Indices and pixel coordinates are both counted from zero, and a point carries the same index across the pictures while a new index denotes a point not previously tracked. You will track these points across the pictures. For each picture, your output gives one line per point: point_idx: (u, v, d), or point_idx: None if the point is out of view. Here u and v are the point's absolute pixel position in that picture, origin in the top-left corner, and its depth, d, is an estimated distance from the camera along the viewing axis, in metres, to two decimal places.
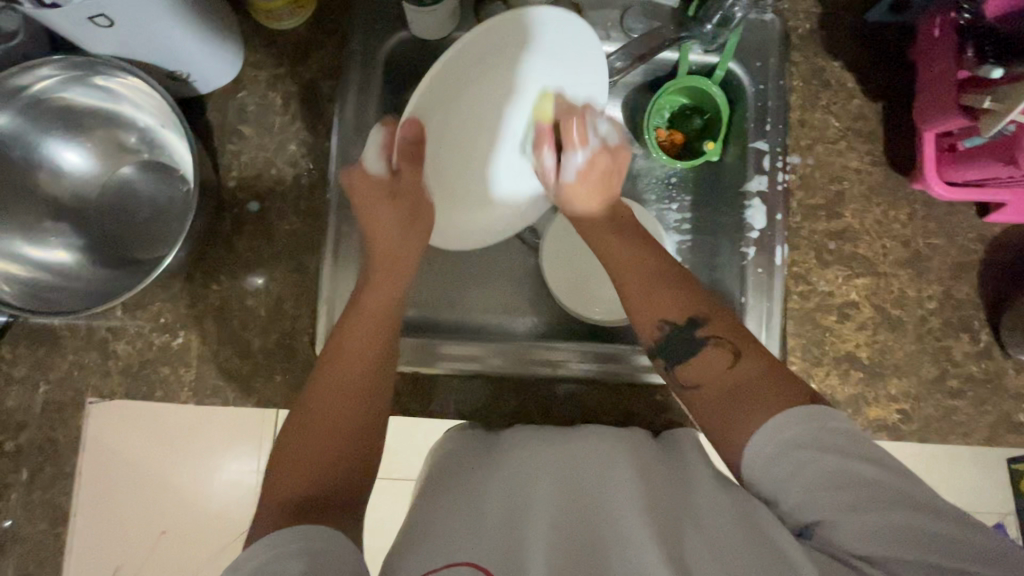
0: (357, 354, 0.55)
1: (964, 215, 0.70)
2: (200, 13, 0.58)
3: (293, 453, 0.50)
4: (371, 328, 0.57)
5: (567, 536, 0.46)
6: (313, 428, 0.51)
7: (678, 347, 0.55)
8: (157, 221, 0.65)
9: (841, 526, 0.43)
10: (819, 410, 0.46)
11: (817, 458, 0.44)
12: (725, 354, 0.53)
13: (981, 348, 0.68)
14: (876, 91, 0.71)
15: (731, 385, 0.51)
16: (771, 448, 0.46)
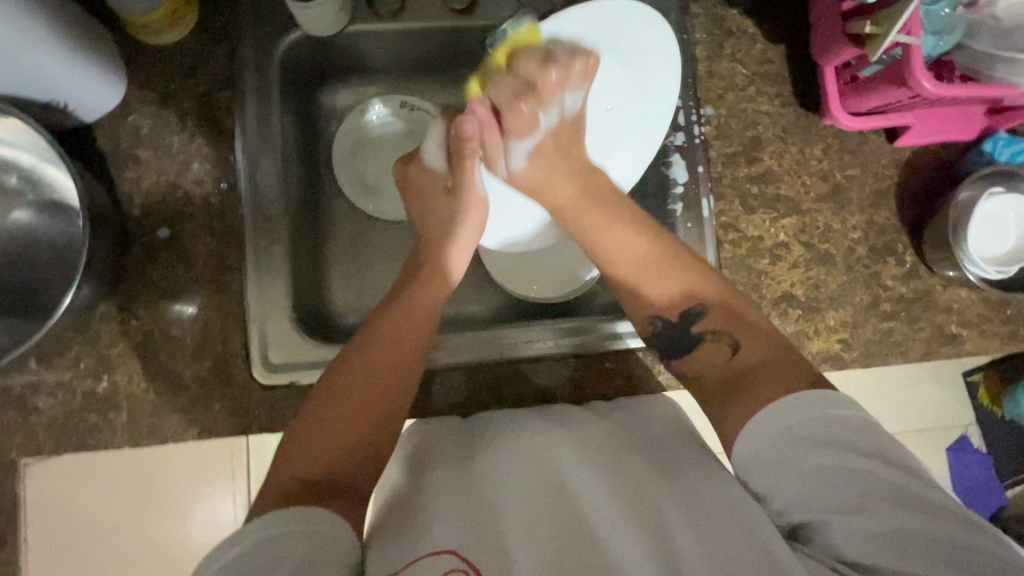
0: (376, 365, 0.54)
1: (874, 143, 0.72)
2: (65, 34, 0.54)
3: (306, 449, 0.49)
4: (401, 333, 0.56)
5: (558, 521, 0.46)
6: (354, 430, 0.50)
7: (682, 340, 0.58)
8: (58, 261, 0.61)
9: (835, 528, 0.44)
10: (832, 399, 0.48)
11: (807, 449, 0.46)
12: (723, 350, 0.56)
13: (908, 268, 0.71)
14: (777, 33, 0.72)
15: (735, 372, 0.54)
16: (786, 429, 0.47)
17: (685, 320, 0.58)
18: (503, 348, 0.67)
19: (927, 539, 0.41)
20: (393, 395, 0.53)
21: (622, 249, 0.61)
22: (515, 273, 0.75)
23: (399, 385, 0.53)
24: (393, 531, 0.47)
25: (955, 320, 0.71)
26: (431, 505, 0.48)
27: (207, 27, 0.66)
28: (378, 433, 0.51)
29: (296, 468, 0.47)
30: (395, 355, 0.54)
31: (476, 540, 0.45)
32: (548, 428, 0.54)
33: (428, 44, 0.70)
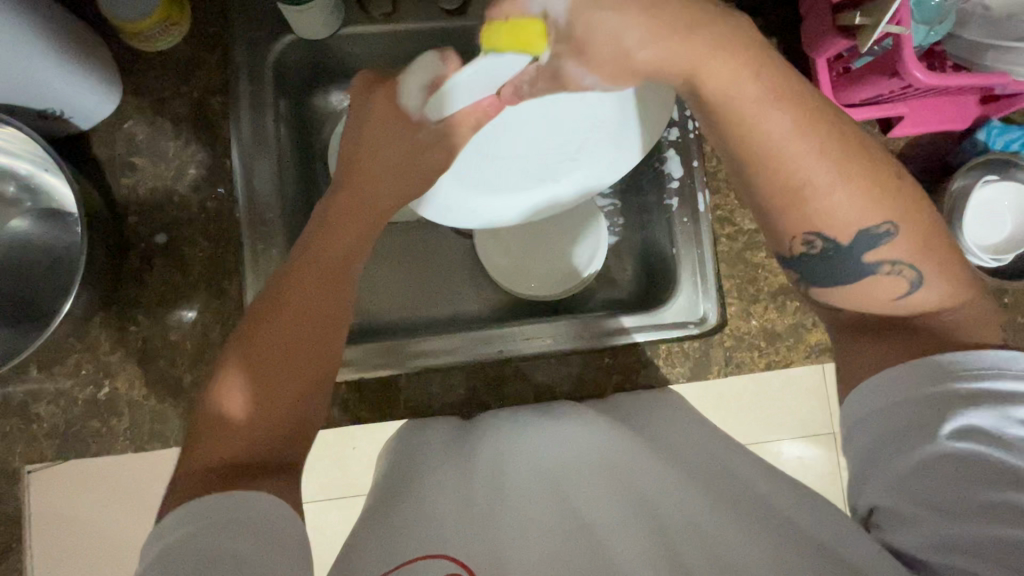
0: (292, 322, 0.50)
1: (868, 134, 0.72)
2: (57, 42, 0.54)
3: (223, 436, 0.46)
4: (313, 290, 0.51)
5: (558, 525, 0.45)
6: (276, 407, 0.47)
7: (839, 268, 0.47)
8: (58, 269, 0.61)
9: (903, 521, 0.41)
10: (938, 377, 0.42)
11: (887, 437, 0.43)
12: (900, 285, 0.47)
13: None
14: (769, 27, 0.72)
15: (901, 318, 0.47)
16: (870, 412, 0.45)
17: (857, 246, 0.46)
18: (501, 347, 0.68)
19: (996, 537, 0.37)
20: (306, 365, 0.49)
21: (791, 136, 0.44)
22: (513, 272, 0.75)
23: (317, 349, 0.50)
24: (380, 533, 0.45)
25: None
26: (429, 509, 0.47)
27: (200, 33, 0.66)
28: (298, 407, 0.48)
29: (217, 459, 0.44)
30: (311, 322, 0.50)
31: (484, 544, 0.43)
32: (540, 437, 0.54)
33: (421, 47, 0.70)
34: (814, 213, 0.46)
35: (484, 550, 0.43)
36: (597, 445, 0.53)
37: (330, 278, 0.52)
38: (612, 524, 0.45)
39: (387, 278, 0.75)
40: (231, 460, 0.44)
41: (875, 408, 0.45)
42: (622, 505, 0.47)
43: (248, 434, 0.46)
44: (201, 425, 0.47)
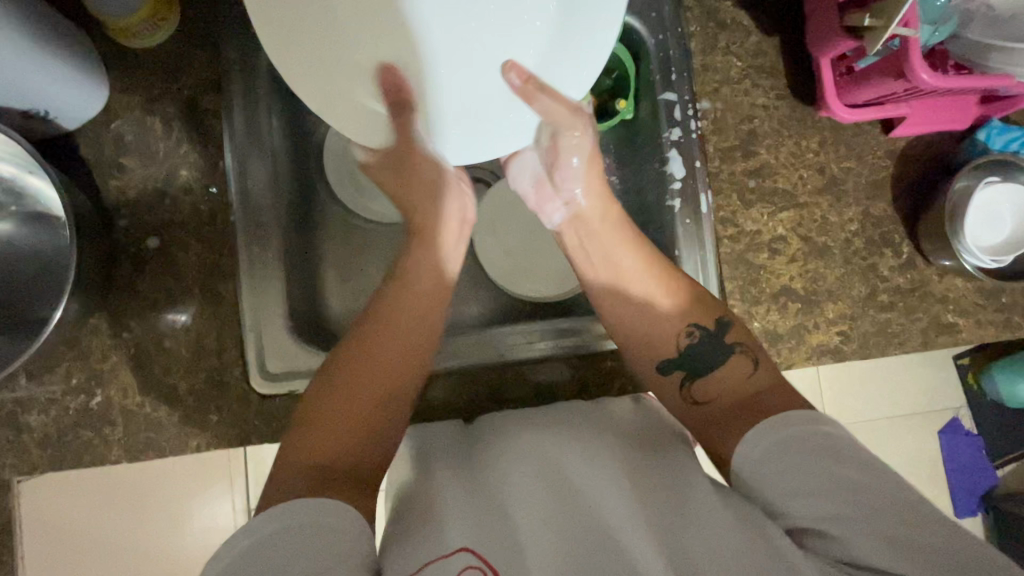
0: (378, 360, 0.57)
1: (870, 134, 0.72)
2: (38, 38, 0.52)
3: (327, 438, 0.52)
4: (396, 322, 0.59)
5: (564, 535, 0.46)
6: (365, 419, 0.54)
7: (706, 356, 0.58)
8: (46, 276, 0.59)
9: (820, 531, 0.45)
10: (819, 420, 0.49)
11: (788, 461, 0.47)
12: (746, 366, 0.57)
13: (904, 259, 0.71)
14: (771, 24, 0.71)
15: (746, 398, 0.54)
16: (762, 448, 0.48)
17: (718, 336, 0.58)
18: (504, 351, 0.67)
19: (908, 539, 0.41)
20: (387, 378, 0.56)
21: (626, 265, 0.62)
22: (513, 273, 0.74)
23: (405, 377, 0.57)
24: (405, 547, 0.46)
25: (951, 309, 0.71)
26: (440, 520, 0.47)
27: (190, 29, 0.64)
28: (377, 412, 0.55)
29: (305, 459, 0.51)
30: (380, 352, 0.57)
31: (484, 534, 0.46)
32: (543, 437, 0.53)
33: None
34: (673, 320, 0.60)
35: (485, 540, 0.46)
36: (607, 447, 0.52)
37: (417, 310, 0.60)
38: (613, 515, 0.46)
39: None
40: (339, 474, 0.50)
41: (768, 442, 0.49)
42: (627, 496, 0.47)
43: (351, 458, 0.52)
44: (304, 424, 0.53)
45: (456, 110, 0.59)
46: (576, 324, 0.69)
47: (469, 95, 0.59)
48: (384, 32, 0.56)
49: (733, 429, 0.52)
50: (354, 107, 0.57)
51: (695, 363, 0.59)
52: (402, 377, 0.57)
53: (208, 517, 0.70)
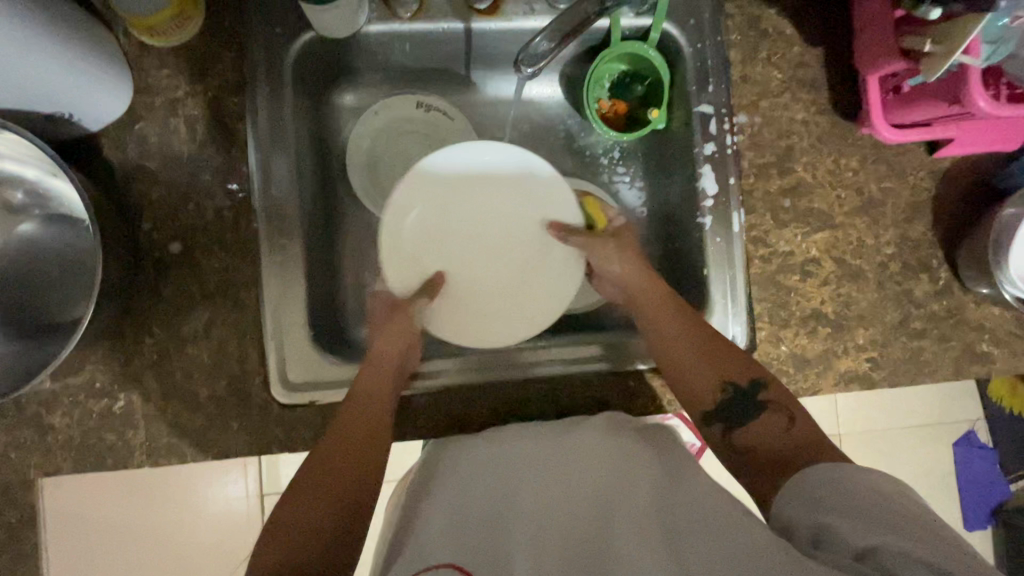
0: (356, 433, 0.56)
1: (913, 154, 0.69)
2: (59, 37, 0.50)
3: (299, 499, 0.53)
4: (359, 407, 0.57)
5: (559, 538, 0.52)
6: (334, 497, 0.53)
7: (742, 406, 0.59)
8: (69, 280, 0.59)
9: (843, 532, 0.43)
10: (825, 470, 0.49)
11: (833, 484, 0.47)
12: (781, 419, 0.57)
13: (941, 285, 0.69)
14: (815, 34, 0.68)
15: (794, 444, 0.55)
16: (825, 475, 0.48)
17: (748, 392, 0.59)
18: (527, 368, 0.66)
19: (941, 549, 0.40)
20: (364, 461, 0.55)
21: (687, 341, 0.62)
22: None
23: (373, 449, 0.56)
24: (394, 563, 0.51)
25: (986, 338, 0.69)
26: (429, 541, 0.52)
27: (214, 28, 0.62)
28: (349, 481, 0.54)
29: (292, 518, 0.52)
30: (350, 432, 0.56)
31: (479, 547, 0.52)
32: (536, 435, 0.58)
33: (447, 43, 0.67)
34: (693, 386, 0.61)
35: (480, 554, 0.51)
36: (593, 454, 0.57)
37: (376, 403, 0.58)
38: (614, 531, 0.51)
39: None
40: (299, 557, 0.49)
41: (834, 474, 0.48)
42: (630, 512, 0.52)
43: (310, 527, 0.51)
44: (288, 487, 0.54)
45: (509, 278, 0.66)
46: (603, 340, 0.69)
47: (506, 247, 0.66)
48: (434, 241, 0.65)
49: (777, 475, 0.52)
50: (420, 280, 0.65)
51: (726, 415, 0.59)
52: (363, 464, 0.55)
53: (231, 496, 0.94)
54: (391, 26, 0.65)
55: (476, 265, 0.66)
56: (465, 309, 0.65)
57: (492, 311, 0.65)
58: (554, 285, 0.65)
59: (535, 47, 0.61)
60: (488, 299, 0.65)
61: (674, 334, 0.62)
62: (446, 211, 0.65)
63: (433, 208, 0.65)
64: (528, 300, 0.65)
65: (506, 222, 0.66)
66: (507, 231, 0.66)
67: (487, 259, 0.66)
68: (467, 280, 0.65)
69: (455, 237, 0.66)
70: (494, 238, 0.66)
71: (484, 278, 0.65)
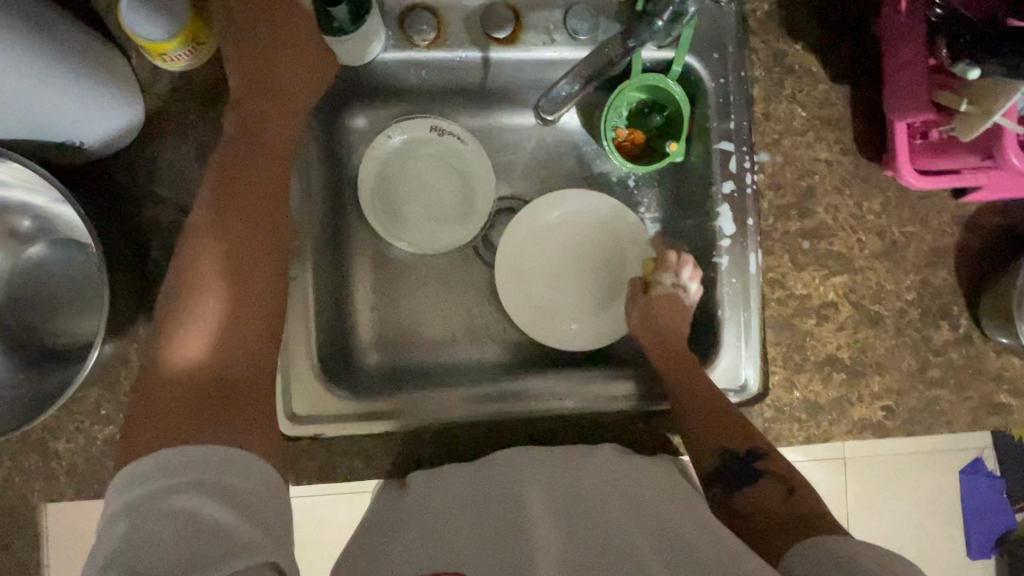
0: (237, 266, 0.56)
1: (938, 198, 0.67)
2: (72, 69, 0.49)
3: (171, 393, 0.50)
4: (224, 270, 0.56)
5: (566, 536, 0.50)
6: (230, 409, 0.50)
7: (742, 475, 0.59)
8: (74, 307, 0.58)
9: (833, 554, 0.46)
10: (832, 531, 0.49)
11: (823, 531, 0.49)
12: (780, 490, 0.57)
13: (961, 333, 0.67)
14: (842, 72, 0.66)
15: (789, 514, 0.54)
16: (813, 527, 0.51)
17: (745, 459, 0.59)
18: (531, 404, 0.66)
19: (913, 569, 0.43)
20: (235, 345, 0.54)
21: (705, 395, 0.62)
22: (544, 319, 0.72)
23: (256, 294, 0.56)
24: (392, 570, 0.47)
25: (1005, 389, 0.67)
26: (445, 546, 0.49)
27: None
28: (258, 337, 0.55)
29: (164, 430, 0.46)
30: (230, 277, 0.56)
31: (487, 548, 0.48)
32: (554, 459, 0.60)
33: (464, 71, 0.66)
34: (698, 438, 0.61)
35: (488, 554, 0.48)
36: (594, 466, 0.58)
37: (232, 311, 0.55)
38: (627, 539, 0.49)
39: (412, 316, 0.72)
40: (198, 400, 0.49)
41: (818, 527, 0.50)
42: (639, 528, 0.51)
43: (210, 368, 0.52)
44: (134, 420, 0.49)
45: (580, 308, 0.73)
46: (604, 376, 0.70)
47: (580, 280, 0.73)
48: (519, 275, 0.72)
49: (775, 542, 0.51)
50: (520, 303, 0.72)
51: (726, 481, 0.59)
52: (254, 346, 0.55)
53: None
54: (407, 55, 0.64)
55: (555, 298, 0.73)
56: (545, 332, 0.71)
57: (565, 333, 0.72)
58: (609, 319, 0.73)
59: (557, 91, 0.63)
60: (564, 325, 0.72)
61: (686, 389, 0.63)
62: (533, 245, 0.73)
63: (516, 244, 0.72)
64: (597, 329, 0.72)
65: (581, 261, 0.74)
66: (582, 268, 0.74)
67: (563, 293, 0.73)
68: (545, 309, 0.72)
69: (536, 271, 0.73)
70: (569, 273, 0.73)
71: (560, 308, 0.73)
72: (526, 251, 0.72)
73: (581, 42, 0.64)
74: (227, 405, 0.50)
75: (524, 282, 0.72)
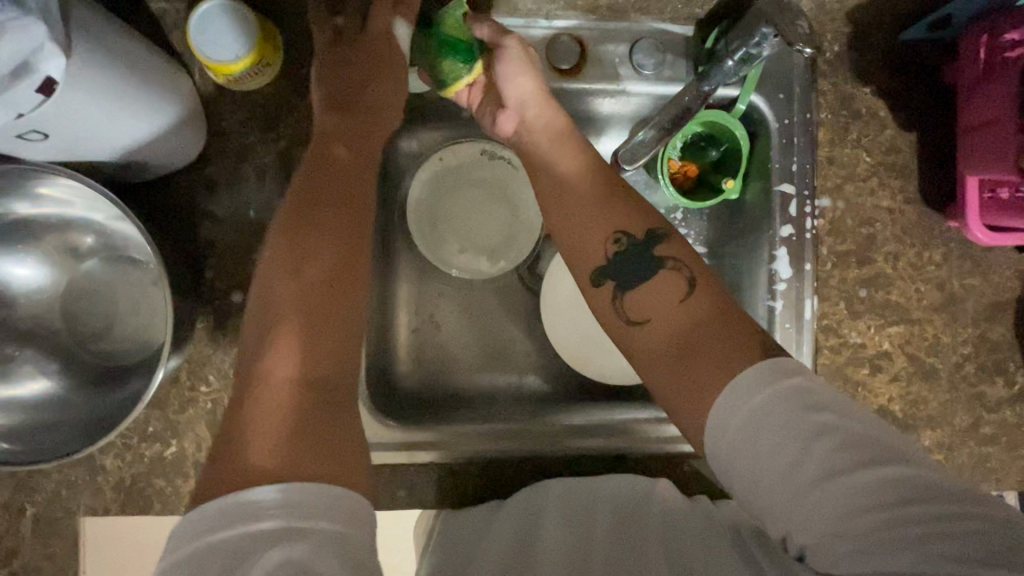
0: (326, 260, 0.49)
1: (1000, 252, 0.66)
2: (148, 93, 0.49)
3: (256, 412, 0.42)
4: (302, 263, 0.49)
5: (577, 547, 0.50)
6: (319, 427, 0.42)
7: (637, 264, 0.52)
8: (130, 323, 0.58)
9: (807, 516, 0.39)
10: (782, 374, 0.42)
11: (785, 444, 0.40)
12: (679, 283, 0.50)
13: (1016, 390, 0.66)
14: (910, 120, 0.65)
15: (687, 324, 0.48)
16: (745, 426, 0.41)
17: (645, 246, 0.52)
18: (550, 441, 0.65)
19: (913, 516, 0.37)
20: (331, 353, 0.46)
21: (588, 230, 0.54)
22: (583, 353, 0.69)
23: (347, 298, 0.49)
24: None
25: None
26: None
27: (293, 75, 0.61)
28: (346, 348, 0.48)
29: (260, 464, 0.39)
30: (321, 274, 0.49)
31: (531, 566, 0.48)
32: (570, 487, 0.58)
33: None
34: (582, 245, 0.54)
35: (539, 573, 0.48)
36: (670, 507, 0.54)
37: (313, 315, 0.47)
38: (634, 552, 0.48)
39: (456, 343, 0.71)
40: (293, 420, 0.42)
41: (751, 421, 0.41)
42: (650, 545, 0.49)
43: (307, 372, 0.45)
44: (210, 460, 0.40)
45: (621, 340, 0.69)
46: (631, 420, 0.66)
47: None
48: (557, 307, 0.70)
49: (698, 396, 0.44)
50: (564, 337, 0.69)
51: (622, 272, 0.52)
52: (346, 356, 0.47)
53: None
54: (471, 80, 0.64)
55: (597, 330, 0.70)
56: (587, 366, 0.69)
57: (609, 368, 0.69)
58: None
59: (636, 138, 0.60)
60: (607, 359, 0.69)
61: (584, 213, 0.55)
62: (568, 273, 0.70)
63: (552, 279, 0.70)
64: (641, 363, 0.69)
65: None
66: None
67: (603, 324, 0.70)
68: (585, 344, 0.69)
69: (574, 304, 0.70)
70: None
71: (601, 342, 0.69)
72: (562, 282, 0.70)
73: (645, 77, 0.63)
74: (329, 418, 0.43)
75: (563, 316, 0.70)
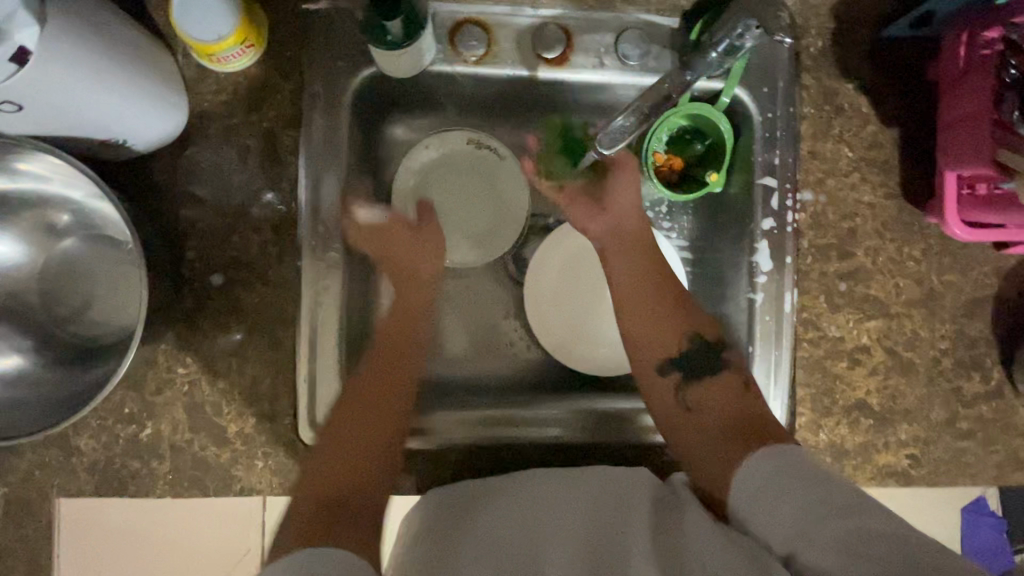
0: (383, 373, 0.60)
1: (978, 249, 0.66)
2: (128, 70, 0.49)
3: (316, 468, 0.54)
4: (374, 384, 0.60)
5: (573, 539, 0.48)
6: (351, 511, 0.51)
7: (696, 358, 0.60)
8: (107, 303, 0.58)
9: (807, 549, 0.44)
10: (778, 449, 0.51)
11: (775, 493, 0.47)
12: (735, 382, 0.58)
13: (992, 386, 0.66)
14: (891, 115, 0.65)
15: (719, 430, 0.55)
16: (757, 485, 0.49)
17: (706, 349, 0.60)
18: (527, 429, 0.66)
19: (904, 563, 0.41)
20: (369, 461, 0.55)
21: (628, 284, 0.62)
22: (563, 344, 0.70)
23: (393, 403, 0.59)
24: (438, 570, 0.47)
25: None
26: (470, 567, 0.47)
27: (277, 57, 0.61)
28: (385, 450, 0.57)
29: (305, 528, 0.48)
30: (378, 379, 0.60)
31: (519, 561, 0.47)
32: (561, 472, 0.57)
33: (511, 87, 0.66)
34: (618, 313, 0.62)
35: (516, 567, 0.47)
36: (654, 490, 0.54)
37: (388, 417, 0.58)
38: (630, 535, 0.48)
39: (439, 331, 0.71)
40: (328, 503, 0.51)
41: (759, 484, 0.49)
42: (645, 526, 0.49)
43: (350, 465, 0.55)
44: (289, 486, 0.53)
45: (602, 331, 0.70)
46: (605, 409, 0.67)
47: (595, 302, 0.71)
48: (540, 299, 0.70)
49: (718, 469, 0.52)
50: (547, 329, 0.70)
51: (681, 363, 0.60)
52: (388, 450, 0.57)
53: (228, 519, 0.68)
54: (455, 69, 0.64)
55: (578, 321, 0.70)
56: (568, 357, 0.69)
57: (591, 359, 0.70)
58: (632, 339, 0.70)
59: (615, 125, 0.60)
60: (587, 349, 0.70)
61: (635, 295, 0.62)
62: (551, 266, 0.70)
63: (537, 271, 0.70)
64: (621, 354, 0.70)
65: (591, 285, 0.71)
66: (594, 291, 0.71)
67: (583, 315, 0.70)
68: (566, 335, 0.70)
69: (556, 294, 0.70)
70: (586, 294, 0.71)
71: (582, 332, 0.70)
72: (545, 275, 0.70)
73: (630, 67, 0.63)
74: (341, 514, 0.50)
75: (545, 307, 0.70)
